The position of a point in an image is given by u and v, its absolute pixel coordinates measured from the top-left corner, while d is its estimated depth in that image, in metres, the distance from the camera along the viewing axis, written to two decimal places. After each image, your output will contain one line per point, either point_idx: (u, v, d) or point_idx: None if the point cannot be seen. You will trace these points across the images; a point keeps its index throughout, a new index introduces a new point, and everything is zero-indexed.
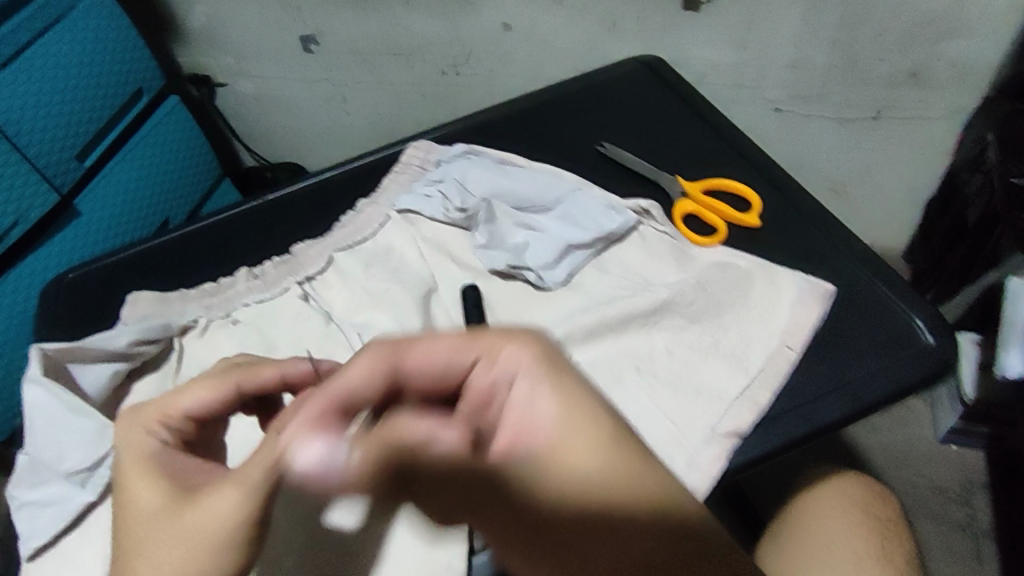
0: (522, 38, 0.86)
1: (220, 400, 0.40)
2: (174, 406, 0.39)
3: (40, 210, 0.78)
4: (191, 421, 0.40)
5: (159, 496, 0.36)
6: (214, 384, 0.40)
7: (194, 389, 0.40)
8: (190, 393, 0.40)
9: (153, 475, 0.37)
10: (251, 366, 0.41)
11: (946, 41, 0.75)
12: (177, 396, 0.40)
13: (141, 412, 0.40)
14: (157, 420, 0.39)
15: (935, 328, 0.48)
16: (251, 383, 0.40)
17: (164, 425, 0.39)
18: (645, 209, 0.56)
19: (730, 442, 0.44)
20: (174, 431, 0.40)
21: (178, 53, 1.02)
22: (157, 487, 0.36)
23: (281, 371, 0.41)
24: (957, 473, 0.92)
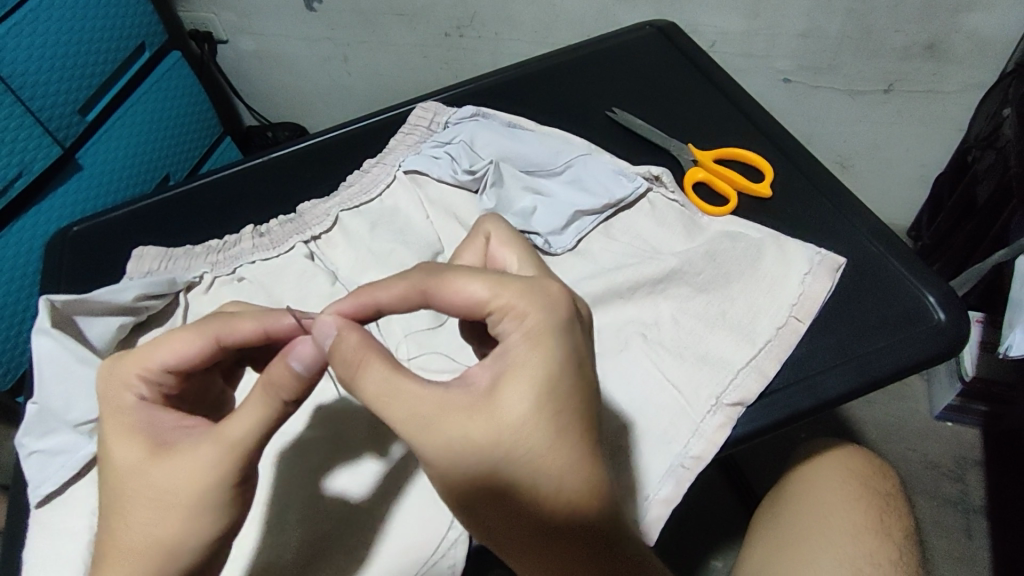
0: (530, 2, 0.85)
1: (198, 354, 0.37)
2: (151, 360, 0.37)
3: (42, 163, 0.77)
4: (171, 374, 0.38)
5: (136, 454, 0.35)
6: (190, 336, 0.37)
7: (170, 341, 0.37)
8: (165, 347, 0.37)
9: (127, 432, 0.36)
10: (230, 317, 0.37)
11: (964, 13, 0.73)
12: (152, 349, 0.37)
13: (120, 362, 0.38)
14: (136, 373, 0.37)
15: (946, 304, 0.48)
16: (237, 335, 0.37)
17: (142, 379, 0.37)
18: (656, 175, 0.55)
19: (736, 411, 0.45)
20: (152, 385, 0.38)
21: (180, 7, 1.01)
22: (134, 444, 0.36)
23: (264, 325, 0.38)
24: (951, 450, 0.92)
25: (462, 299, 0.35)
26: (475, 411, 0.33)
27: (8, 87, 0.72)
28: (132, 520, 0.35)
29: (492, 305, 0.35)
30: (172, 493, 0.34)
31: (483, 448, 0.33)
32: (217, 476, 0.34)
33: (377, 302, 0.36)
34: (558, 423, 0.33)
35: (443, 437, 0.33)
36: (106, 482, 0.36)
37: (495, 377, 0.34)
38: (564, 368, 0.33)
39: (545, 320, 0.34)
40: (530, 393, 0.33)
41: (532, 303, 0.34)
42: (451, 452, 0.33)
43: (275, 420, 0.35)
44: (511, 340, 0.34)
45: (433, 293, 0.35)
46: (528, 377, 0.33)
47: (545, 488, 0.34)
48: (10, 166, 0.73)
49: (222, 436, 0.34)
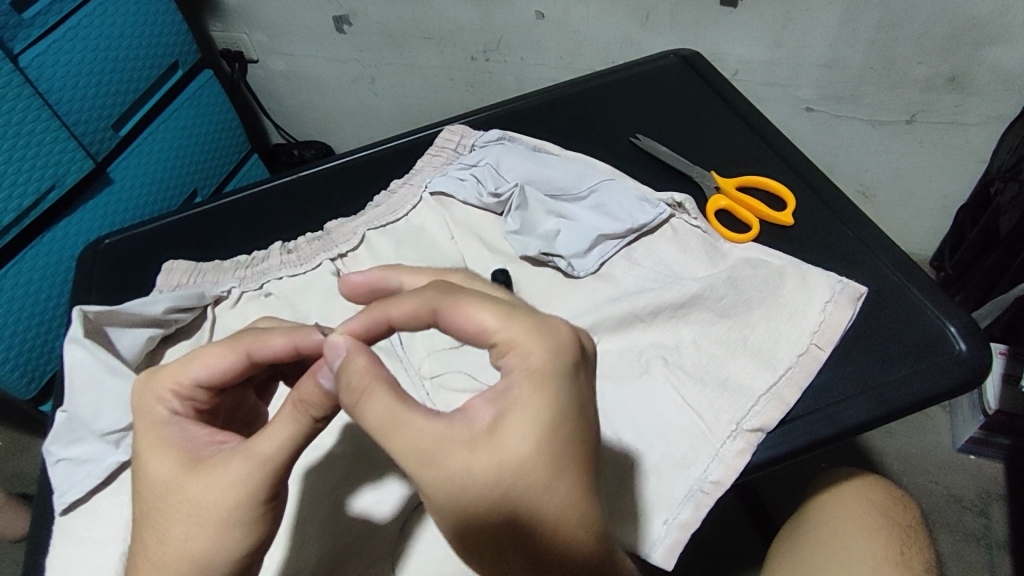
0: (555, 28, 0.86)
1: (230, 370, 0.38)
2: (184, 374, 0.38)
3: (74, 176, 0.78)
4: (203, 389, 0.38)
5: (168, 469, 0.36)
6: (223, 352, 0.38)
7: (203, 358, 0.38)
8: (198, 362, 0.37)
9: (160, 446, 0.37)
10: (263, 333, 0.38)
11: (986, 46, 0.74)
12: (185, 364, 0.38)
13: (155, 376, 0.38)
14: (168, 388, 0.38)
15: (968, 335, 0.48)
16: (266, 351, 0.38)
17: (175, 394, 0.38)
18: (679, 203, 0.56)
19: (756, 438, 0.45)
20: (185, 400, 0.38)
21: (214, 27, 1.03)
22: (167, 458, 0.36)
23: (293, 341, 0.37)
24: (973, 484, 0.91)
25: (469, 326, 0.33)
26: (475, 446, 0.31)
27: (47, 102, 0.74)
28: (165, 533, 0.35)
29: (498, 336, 0.33)
30: (204, 507, 0.35)
31: (483, 485, 0.31)
32: (249, 491, 0.35)
33: (390, 317, 0.35)
34: (559, 464, 0.31)
35: (442, 472, 0.31)
36: (139, 496, 0.37)
37: (496, 415, 0.31)
38: (568, 411, 0.32)
39: (550, 362, 0.31)
40: (533, 432, 0.31)
41: (540, 343, 0.32)
42: (449, 487, 0.31)
43: (306, 435, 0.35)
44: (514, 377, 0.32)
45: (442, 317, 0.34)
46: (531, 416, 0.31)
47: (543, 526, 0.32)
48: (44, 179, 0.74)
49: (253, 453, 0.35)
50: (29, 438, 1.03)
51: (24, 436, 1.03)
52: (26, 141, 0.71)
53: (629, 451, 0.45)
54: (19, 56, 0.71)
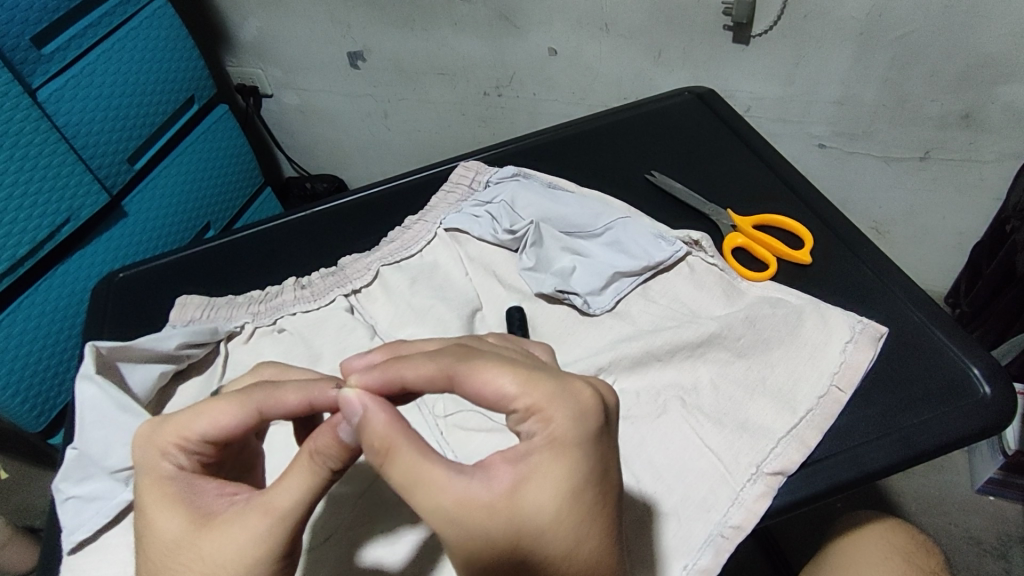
0: (568, 64, 0.87)
1: (238, 426, 0.37)
2: (190, 429, 0.37)
3: (90, 209, 0.78)
4: (210, 444, 0.37)
5: (177, 527, 0.35)
6: (232, 408, 0.37)
7: (209, 413, 0.36)
8: (205, 417, 0.36)
9: (168, 502, 0.36)
10: (274, 388, 0.37)
11: (1000, 84, 0.74)
12: (191, 418, 0.37)
13: (159, 429, 0.37)
14: (173, 442, 0.37)
15: (992, 378, 0.47)
16: (277, 410, 0.37)
17: (181, 449, 0.37)
18: (696, 240, 0.56)
19: (776, 481, 0.43)
20: (191, 455, 0.38)
21: (229, 62, 1.05)
22: (176, 514, 0.36)
23: (308, 398, 0.37)
24: (994, 526, 0.88)
25: (488, 395, 0.32)
26: (496, 507, 0.30)
27: (64, 136, 0.75)
28: None
29: (519, 403, 0.32)
30: (215, 566, 0.34)
31: (499, 544, 0.31)
32: (265, 548, 0.34)
33: (404, 379, 0.34)
34: (581, 523, 0.31)
35: (463, 532, 0.31)
36: (147, 556, 0.36)
37: (518, 478, 0.31)
38: (589, 477, 0.31)
39: (572, 428, 0.31)
40: (554, 496, 0.31)
41: (561, 410, 0.31)
42: (472, 543, 0.31)
43: (320, 487, 0.35)
44: (534, 443, 0.32)
45: (460, 381, 0.32)
46: (552, 480, 0.31)
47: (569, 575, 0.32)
48: (60, 212, 0.75)
49: (267, 505, 0.34)
50: (37, 471, 1.02)
51: (31, 468, 1.02)
52: (42, 175, 0.72)
53: (646, 492, 0.44)
54: (38, 90, 0.72)
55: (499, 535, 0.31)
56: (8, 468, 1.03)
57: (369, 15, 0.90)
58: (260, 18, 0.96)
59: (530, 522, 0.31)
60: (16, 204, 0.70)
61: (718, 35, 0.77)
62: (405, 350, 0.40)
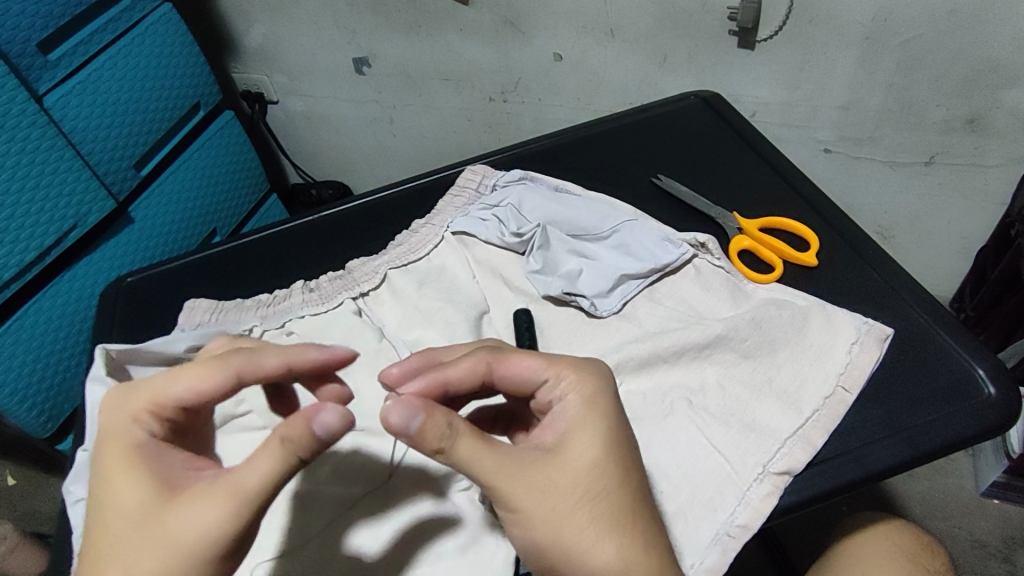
0: (574, 69, 0.87)
1: (209, 391, 0.38)
2: (166, 395, 0.38)
3: (96, 216, 0.79)
4: (179, 409, 0.38)
5: (143, 496, 0.36)
6: (209, 373, 0.37)
7: (183, 378, 0.37)
8: (180, 383, 0.37)
9: (134, 470, 0.36)
10: (253, 354, 0.38)
11: (1004, 89, 0.74)
12: (169, 383, 0.37)
13: (133, 395, 0.38)
14: (147, 408, 0.38)
15: (998, 378, 0.47)
16: (254, 375, 0.38)
17: (153, 415, 0.38)
18: (702, 242, 0.56)
19: (783, 481, 0.44)
20: (162, 421, 0.38)
21: (235, 69, 1.06)
22: (143, 482, 0.36)
23: (287, 359, 0.39)
24: (999, 530, 0.88)
25: (522, 376, 0.40)
26: (551, 464, 0.37)
27: (70, 142, 0.76)
28: (137, 563, 0.35)
29: (548, 375, 0.40)
30: (176, 539, 0.34)
31: (560, 493, 0.37)
32: (225, 526, 0.34)
33: (447, 381, 0.39)
34: (619, 463, 0.38)
35: (526, 480, 0.36)
36: (110, 523, 0.36)
37: (563, 435, 0.38)
38: (615, 424, 0.39)
39: (593, 385, 0.40)
40: (595, 444, 0.38)
41: (582, 374, 0.40)
42: (535, 491, 0.36)
43: (285, 470, 0.35)
44: (568, 404, 0.39)
45: (497, 371, 0.40)
46: (591, 428, 0.38)
47: (621, 512, 0.37)
48: (66, 218, 0.75)
49: (234, 484, 0.35)
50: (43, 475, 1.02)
51: (36, 472, 1.03)
52: (48, 182, 0.72)
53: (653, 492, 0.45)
54: (45, 97, 0.73)
55: (558, 476, 0.37)
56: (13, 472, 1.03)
57: (375, 22, 0.91)
58: (267, 24, 0.97)
59: (578, 460, 0.37)
60: (22, 210, 0.70)
61: (723, 40, 0.78)
62: (435, 354, 0.43)
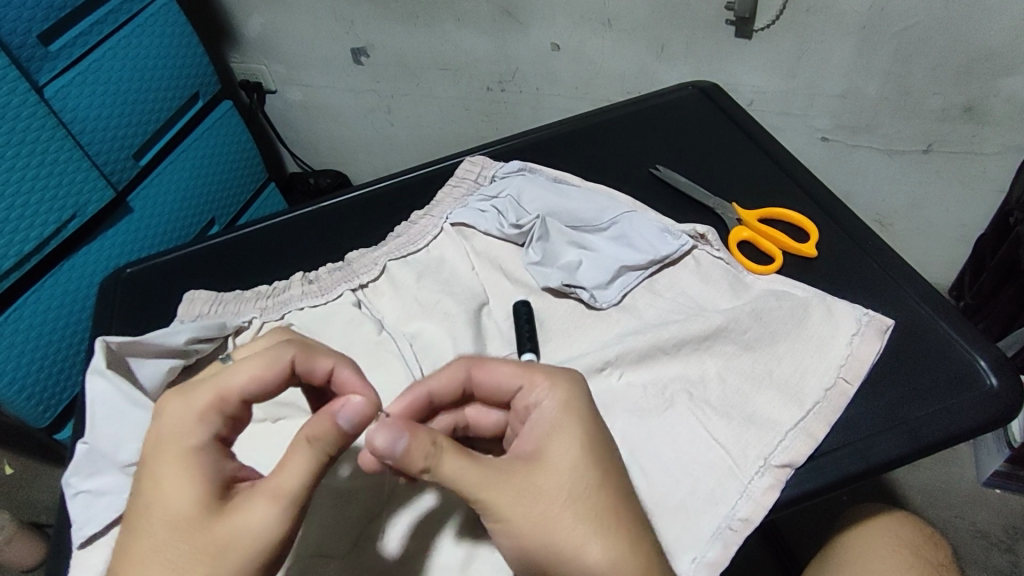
0: (571, 58, 0.87)
1: (271, 379, 0.39)
2: (227, 389, 0.38)
3: (96, 205, 0.78)
4: (240, 404, 0.39)
5: (196, 500, 0.35)
6: (268, 362, 0.39)
7: (245, 370, 0.38)
8: (244, 373, 0.38)
9: (189, 472, 0.36)
10: (308, 349, 0.40)
11: (1002, 77, 0.74)
12: (231, 376, 0.38)
13: (193, 393, 0.38)
14: (209, 402, 0.38)
15: (998, 369, 0.47)
16: (307, 369, 0.40)
17: (216, 410, 0.38)
18: (701, 234, 0.56)
19: (784, 474, 0.44)
20: (224, 417, 0.38)
21: (232, 59, 1.05)
22: (196, 487, 0.36)
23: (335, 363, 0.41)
24: (1000, 519, 0.89)
25: (500, 381, 0.42)
26: (534, 471, 0.38)
27: (70, 132, 0.75)
28: (184, 569, 0.34)
29: (523, 380, 0.41)
30: (230, 544, 0.34)
31: (545, 498, 0.38)
32: (276, 531, 0.35)
33: (428, 390, 0.43)
34: (599, 465, 0.39)
35: (510, 488, 0.37)
36: (157, 528, 0.35)
37: (541, 442, 0.39)
38: (592, 428, 0.40)
39: (568, 391, 0.41)
40: (573, 447, 0.39)
41: (557, 380, 0.41)
42: (520, 497, 0.37)
43: (320, 469, 0.36)
44: (545, 409, 0.40)
45: (474, 378, 0.43)
46: (569, 433, 0.39)
47: (608, 512, 0.38)
48: (66, 208, 0.75)
49: (280, 486, 0.35)
50: (46, 468, 1.02)
51: (39, 464, 1.03)
52: (48, 172, 0.72)
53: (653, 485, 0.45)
54: (44, 87, 0.72)
55: (540, 481, 0.38)
56: (14, 463, 1.03)
57: (372, 11, 0.90)
58: (263, 14, 0.96)
59: (557, 464, 0.38)
60: (22, 200, 0.70)
61: (721, 28, 0.77)
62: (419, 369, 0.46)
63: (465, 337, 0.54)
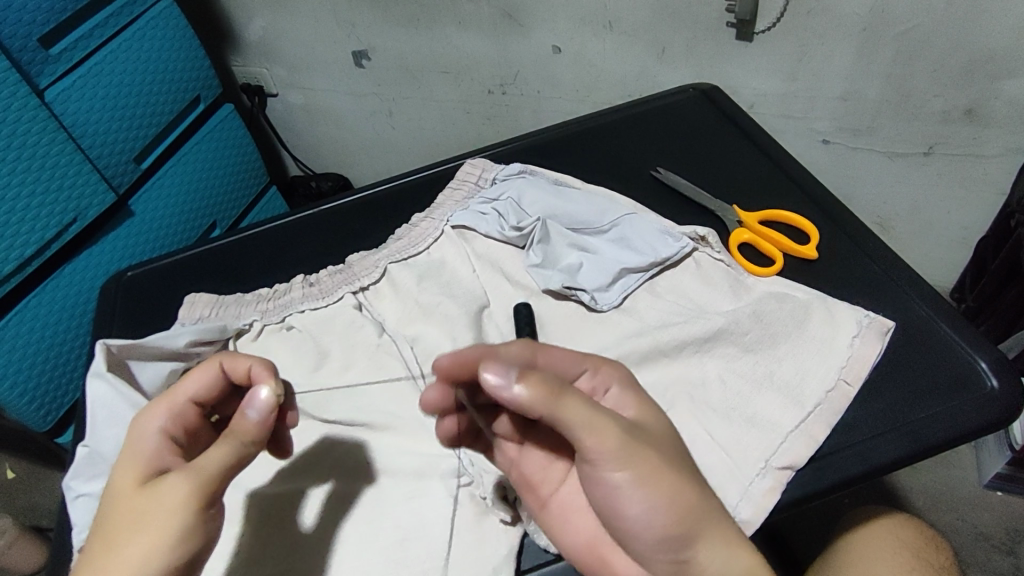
0: (572, 61, 0.87)
1: (214, 382, 0.43)
2: (179, 390, 0.42)
3: (97, 209, 0.79)
4: (192, 408, 0.42)
5: (133, 482, 0.38)
6: (210, 367, 0.43)
7: (192, 376, 0.43)
8: (193, 377, 0.42)
9: (133, 460, 0.39)
10: (240, 353, 0.44)
11: (1003, 79, 0.74)
12: (182, 380, 0.42)
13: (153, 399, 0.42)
14: (164, 406, 0.41)
15: (999, 371, 0.47)
16: (242, 375, 0.43)
17: (170, 412, 0.41)
18: (702, 236, 0.56)
19: (785, 476, 0.44)
20: (177, 419, 0.41)
21: (234, 62, 1.06)
22: (135, 470, 0.39)
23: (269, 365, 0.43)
24: (1002, 521, 0.89)
25: (567, 364, 0.42)
26: (645, 435, 0.40)
27: (71, 136, 0.75)
28: (116, 544, 0.37)
29: (589, 366, 0.42)
30: (153, 519, 0.37)
31: (664, 458, 0.39)
32: (190, 506, 0.37)
33: (497, 357, 0.41)
34: (675, 440, 0.41)
35: (638, 445, 0.39)
36: (105, 511, 0.38)
37: (632, 416, 0.41)
38: (660, 415, 0.42)
39: (628, 375, 0.43)
40: (657, 423, 0.41)
41: (613, 367, 0.43)
42: (647, 455, 0.39)
43: (239, 456, 0.39)
44: (616, 396, 0.42)
45: (540, 358, 0.41)
46: (646, 413, 0.42)
47: (698, 481, 0.40)
48: (67, 212, 0.75)
49: (198, 465, 0.38)
50: (46, 471, 1.02)
51: (39, 468, 1.03)
52: (49, 176, 0.72)
53: None
54: (45, 91, 0.73)
55: (656, 443, 0.40)
56: (16, 467, 1.04)
57: (373, 15, 0.90)
58: (265, 17, 0.97)
59: (654, 433, 0.41)
60: (23, 203, 0.70)
61: (721, 31, 0.78)
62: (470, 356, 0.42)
63: (465, 340, 0.54)
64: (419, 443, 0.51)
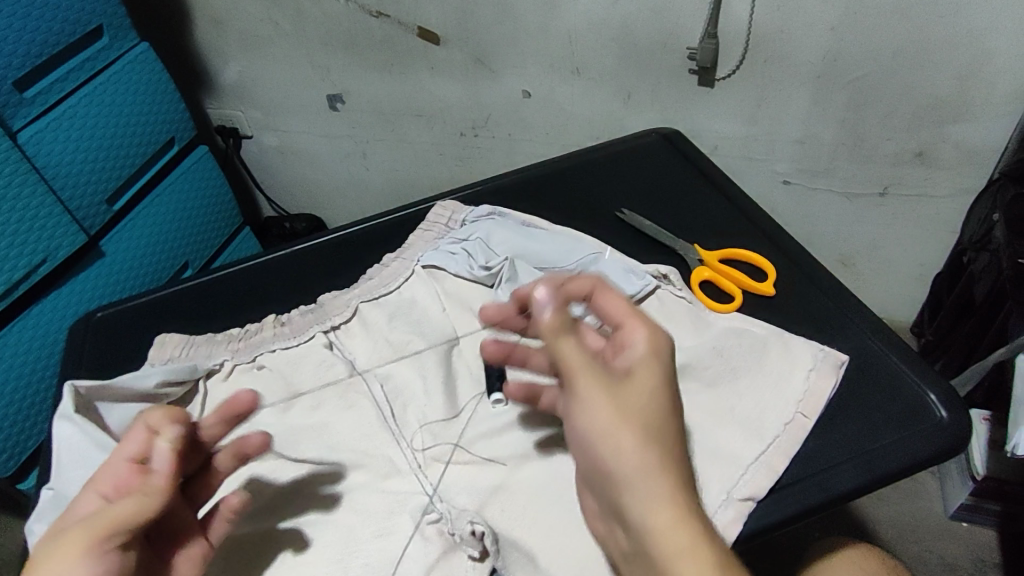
0: (542, 106, 0.90)
1: None
2: None
3: (67, 250, 0.79)
4: None
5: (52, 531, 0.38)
6: None
7: None
8: None
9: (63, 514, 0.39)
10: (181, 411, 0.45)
11: (950, 124, 0.78)
12: None
13: None
14: None
15: (948, 403, 0.49)
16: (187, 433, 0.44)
17: None
18: (663, 273, 0.58)
19: (746, 507, 0.45)
20: None
21: (209, 105, 1.07)
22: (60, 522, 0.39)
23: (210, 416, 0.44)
24: (969, 552, 0.90)
25: (613, 304, 0.45)
26: (621, 385, 0.40)
27: (42, 177, 0.76)
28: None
29: (625, 316, 0.44)
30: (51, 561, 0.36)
31: (626, 402, 0.39)
32: (87, 547, 0.36)
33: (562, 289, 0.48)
34: (671, 403, 0.40)
35: (601, 381, 0.40)
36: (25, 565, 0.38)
37: (632, 363, 0.41)
38: (670, 369, 0.42)
39: (661, 337, 0.42)
40: (658, 374, 0.41)
41: (653, 326, 0.43)
42: (612, 397, 0.39)
43: (144, 502, 0.37)
44: (636, 344, 0.42)
45: (596, 295, 0.46)
46: (656, 364, 0.41)
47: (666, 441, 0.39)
48: (36, 253, 0.75)
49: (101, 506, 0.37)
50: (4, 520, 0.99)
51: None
52: (19, 217, 0.72)
53: None
54: (18, 133, 0.73)
55: (621, 392, 0.40)
56: None
57: (348, 60, 0.93)
58: (241, 61, 0.99)
59: (638, 383, 0.40)
60: None
61: (684, 78, 0.81)
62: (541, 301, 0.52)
63: (434, 378, 0.56)
64: (388, 481, 0.52)
